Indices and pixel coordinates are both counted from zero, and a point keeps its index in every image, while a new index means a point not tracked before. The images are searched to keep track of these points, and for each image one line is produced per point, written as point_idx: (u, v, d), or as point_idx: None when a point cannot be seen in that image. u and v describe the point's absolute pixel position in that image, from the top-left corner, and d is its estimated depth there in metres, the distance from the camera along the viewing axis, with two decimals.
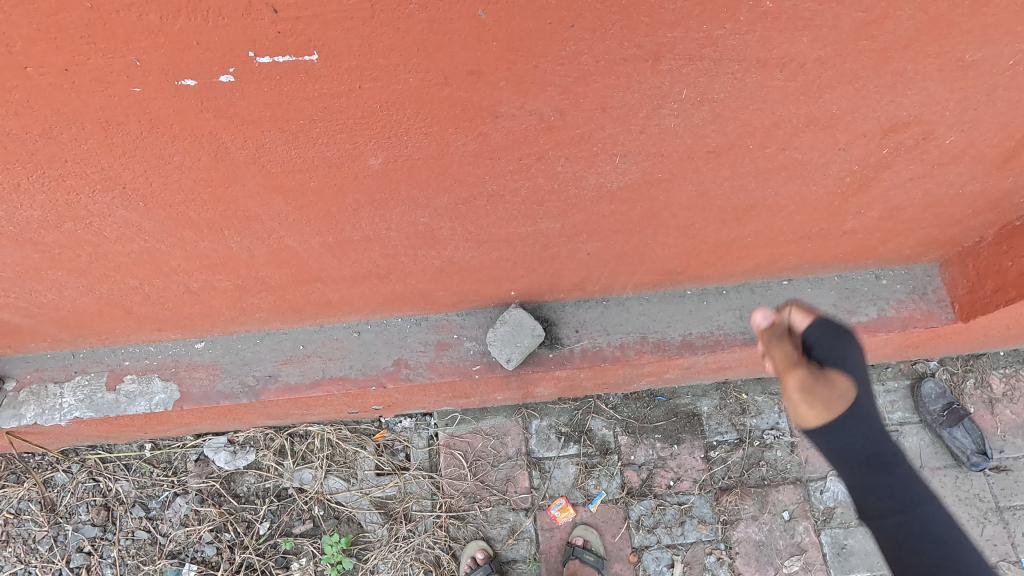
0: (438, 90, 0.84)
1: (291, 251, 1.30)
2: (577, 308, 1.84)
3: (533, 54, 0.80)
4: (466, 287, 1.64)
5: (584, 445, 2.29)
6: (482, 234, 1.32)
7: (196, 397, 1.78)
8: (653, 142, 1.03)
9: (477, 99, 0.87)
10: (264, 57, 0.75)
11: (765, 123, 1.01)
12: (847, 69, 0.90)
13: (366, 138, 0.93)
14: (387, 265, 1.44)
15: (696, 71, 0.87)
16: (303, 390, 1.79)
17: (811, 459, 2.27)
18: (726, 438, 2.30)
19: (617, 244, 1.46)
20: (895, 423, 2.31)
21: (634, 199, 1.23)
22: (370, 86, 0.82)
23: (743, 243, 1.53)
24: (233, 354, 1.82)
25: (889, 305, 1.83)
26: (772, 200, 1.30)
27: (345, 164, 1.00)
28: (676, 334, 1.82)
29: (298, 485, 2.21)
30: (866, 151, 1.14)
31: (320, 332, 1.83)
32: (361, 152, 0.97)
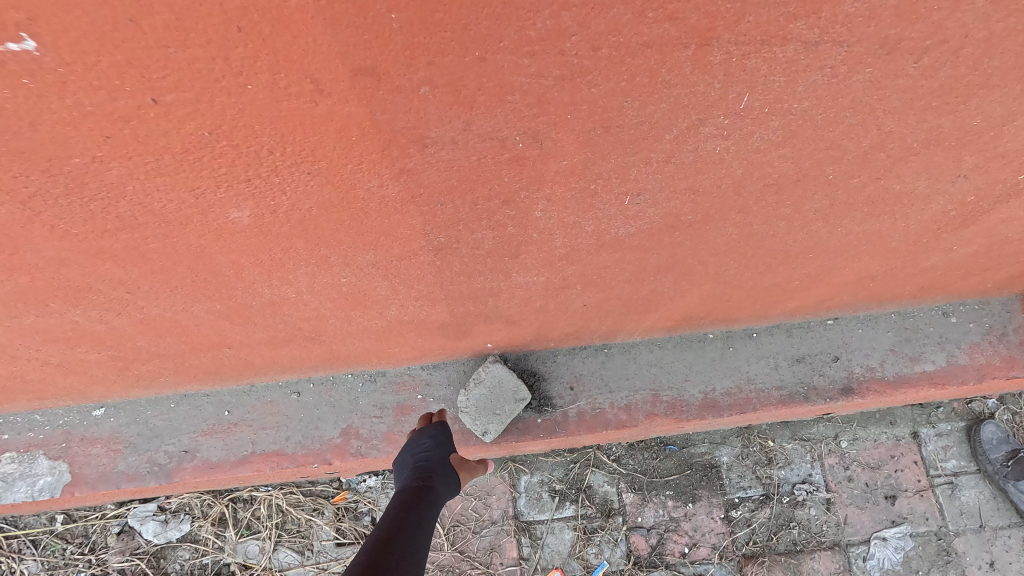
0: (318, 105, 0.52)
1: (169, 319, 0.94)
2: (572, 359, 1.46)
3: (471, 36, 0.47)
4: (428, 344, 1.26)
5: (582, 506, 1.93)
6: (436, 291, 0.95)
7: (91, 481, 1.42)
8: (685, 173, 0.67)
9: (384, 116, 0.54)
10: (16, 43, 0.44)
11: (860, 143, 0.64)
12: (1016, 57, 0.54)
13: (220, 179, 0.60)
14: (313, 327, 1.07)
15: (770, 62, 0.52)
16: (227, 470, 1.43)
17: (851, 520, 1.92)
18: (751, 494, 1.95)
19: (623, 295, 1.09)
20: (949, 474, 1.96)
21: (648, 246, 0.86)
22: (204, 95, 0.50)
23: (788, 286, 1.16)
24: (140, 423, 1.45)
25: (960, 349, 1.47)
26: (839, 241, 0.94)
27: (203, 210, 0.65)
28: (695, 392, 1.46)
29: (242, 560, 1.86)
30: (992, 178, 0.78)
31: (249, 394, 1.46)
32: (224, 193, 0.63)
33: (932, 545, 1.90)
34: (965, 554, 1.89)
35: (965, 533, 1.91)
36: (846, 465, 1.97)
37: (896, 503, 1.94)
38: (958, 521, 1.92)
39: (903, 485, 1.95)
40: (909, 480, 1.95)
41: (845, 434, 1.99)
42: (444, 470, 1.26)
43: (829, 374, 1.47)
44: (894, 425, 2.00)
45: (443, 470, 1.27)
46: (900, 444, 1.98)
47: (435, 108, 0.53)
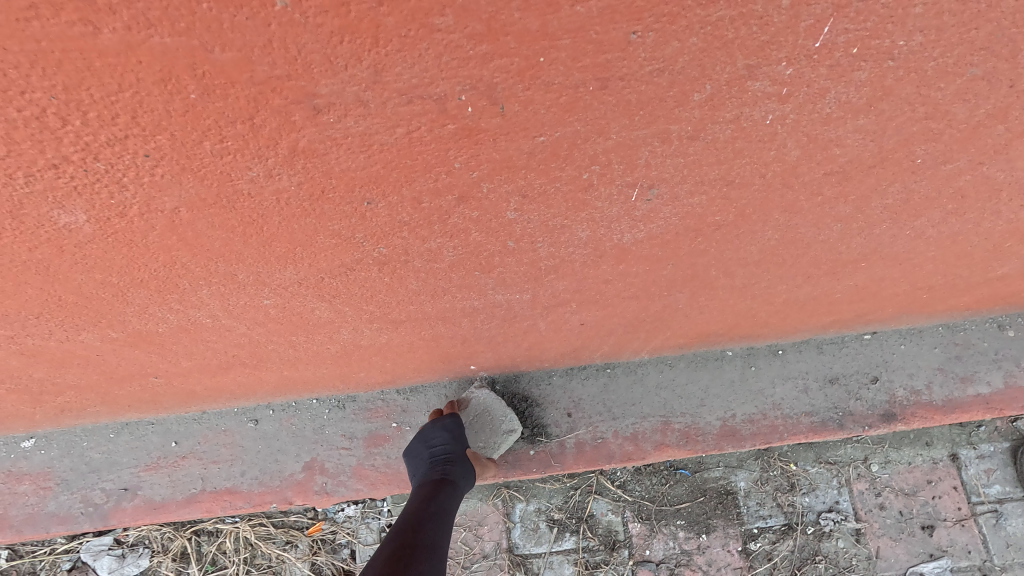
0: (138, 35, 0.37)
1: (66, 346, 0.77)
2: (569, 380, 1.27)
3: None
4: (397, 367, 1.07)
5: (583, 537, 1.74)
6: (393, 309, 0.77)
7: (16, 523, 1.25)
8: None
9: (247, 52, 0.39)
10: None
11: None
12: None
13: (35, 154, 0.45)
14: (253, 354, 0.89)
15: None
16: (173, 511, 1.25)
17: (883, 552, 1.73)
18: (772, 524, 1.75)
19: (627, 312, 0.90)
20: (993, 501, 1.76)
21: (658, 253, 0.68)
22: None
23: (826, 300, 0.96)
24: (76, 457, 1.26)
25: (1019, 367, 1.27)
26: (899, 246, 0.75)
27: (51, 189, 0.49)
28: (712, 419, 1.26)
29: None
30: None
31: (200, 422, 1.27)
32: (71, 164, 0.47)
33: None
34: None
35: (1012, 568, 1.72)
36: (877, 491, 1.76)
37: (935, 534, 1.74)
38: (1004, 554, 1.72)
39: (942, 514, 1.75)
40: (948, 507, 1.76)
41: (876, 457, 1.78)
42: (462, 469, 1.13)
43: (868, 399, 1.27)
44: (931, 446, 1.79)
45: (461, 465, 1.13)
46: (937, 467, 1.78)
47: (315, 42, 0.39)
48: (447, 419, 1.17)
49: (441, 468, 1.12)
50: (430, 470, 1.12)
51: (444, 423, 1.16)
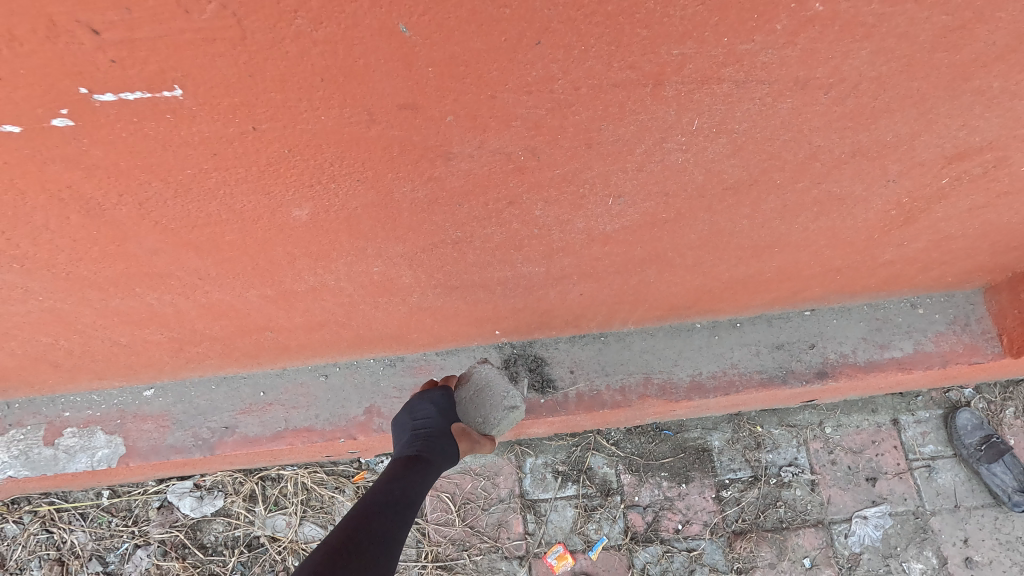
0: (346, 139, 0.64)
1: (225, 304, 1.10)
2: (572, 346, 1.62)
3: (487, 81, 0.58)
4: (443, 329, 1.41)
5: (583, 485, 2.08)
6: (451, 280, 1.10)
7: (143, 452, 1.59)
8: (655, 180, 0.81)
9: (405, 145, 0.66)
10: (104, 95, 0.53)
11: (799, 155, 0.78)
12: (913, 89, 0.67)
13: (261, 196, 0.73)
14: (345, 313, 1.23)
15: (712, 96, 0.64)
16: (264, 444, 1.59)
17: (834, 499, 2.06)
18: (740, 475, 2.09)
19: (615, 285, 1.23)
20: (926, 458, 2.10)
21: (633, 240, 1.01)
22: (264, 136, 0.61)
23: (762, 278, 1.30)
24: (186, 402, 1.62)
25: (927, 337, 1.61)
26: (800, 236, 1.08)
27: (263, 215, 0.78)
28: (684, 375, 1.60)
29: (270, 533, 2.03)
30: (922, 182, 0.92)
31: (283, 377, 1.63)
32: (280, 202, 0.75)
33: (910, 523, 2.03)
34: (941, 531, 2.02)
35: (941, 512, 2.04)
36: (830, 449, 2.11)
37: (877, 485, 2.08)
38: (934, 501, 2.05)
39: (883, 468, 2.09)
40: (889, 463, 2.09)
41: (829, 421, 2.13)
42: (442, 439, 1.35)
43: (806, 360, 1.61)
44: (876, 413, 2.13)
45: (441, 441, 1.35)
46: (881, 430, 2.12)
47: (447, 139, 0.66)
48: (432, 395, 1.44)
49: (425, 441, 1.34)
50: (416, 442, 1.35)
51: (429, 398, 1.43)
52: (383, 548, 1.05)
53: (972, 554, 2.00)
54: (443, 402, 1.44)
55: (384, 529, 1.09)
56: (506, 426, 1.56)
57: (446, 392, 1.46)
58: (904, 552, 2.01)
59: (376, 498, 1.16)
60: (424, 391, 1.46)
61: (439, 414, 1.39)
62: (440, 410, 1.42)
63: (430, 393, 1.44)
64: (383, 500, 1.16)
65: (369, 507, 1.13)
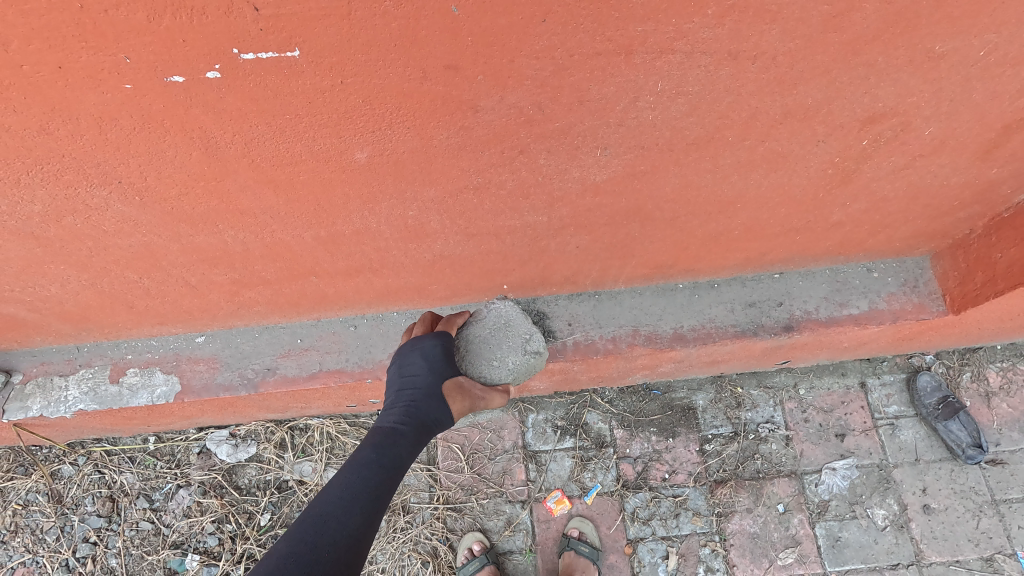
0: (403, 93, 0.89)
1: (285, 244, 1.34)
2: (570, 302, 1.85)
3: (508, 48, 0.83)
4: (460, 281, 1.63)
5: (580, 438, 2.30)
6: (471, 226, 1.34)
7: (197, 389, 1.81)
8: (633, 135, 1.06)
9: (445, 100, 0.91)
10: (248, 54, 0.79)
11: (742, 115, 1.04)
12: (818, 61, 0.93)
13: (333, 141, 0.98)
14: (380, 259, 1.46)
15: (669, 64, 0.90)
16: (301, 383, 1.80)
17: (806, 452, 2.25)
18: (722, 431, 2.29)
19: (605, 237, 1.47)
20: (890, 417, 2.28)
21: (618, 191, 1.25)
22: (345, 90, 0.87)
23: (730, 236, 1.53)
24: (233, 348, 1.85)
25: (880, 297, 1.81)
26: (756, 192, 1.32)
27: (332, 158, 1.03)
28: (668, 327, 1.83)
29: (298, 477, 2.22)
30: (846, 143, 1.16)
31: (317, 326, 1.85)
32: (347, 146, 1.00)
33: (874, 475, 2.22)
34: (902, 481, 2.21)
35: (903, 465, 2.23)
36: (804, 409, 2.30)
37: (845, 441, 2.26)
38: (896, 455, 2.24)
39: (851, 426, 2.28)
40: (856, 421, 2.28)
41: (803, 383, 2.33)
42: (426, 401, 1.43)
43: (774, 315, 1.83)
44: (845, 376, 2.33)
45: (425, 404, 1.42)
46: (849, 391, 2.31)
47: (476, 95, 0.91)
48: (422, 349, 1.48)
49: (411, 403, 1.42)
50: (404, 402, 1.44)
51: (418, 352, 1.47)
52: (351, 545, 1.18)
53: (929, 502, 2.19)
54: (433, 356, 1.47)
55: (354, 525, 1.21)
56: (520, 374, 1.62)
57: (437, 346, 1.49)
58: (868, 500, 2.19)
59: (350, 484, 1.27)
60: (417, 341, 1.51)
61: (424, 373, 1.44)
62: (429, 366, 1.46)
63: (421, 346, 1.48)
64: (354, 483, 1.27)
65: (340, 497, 1.24)
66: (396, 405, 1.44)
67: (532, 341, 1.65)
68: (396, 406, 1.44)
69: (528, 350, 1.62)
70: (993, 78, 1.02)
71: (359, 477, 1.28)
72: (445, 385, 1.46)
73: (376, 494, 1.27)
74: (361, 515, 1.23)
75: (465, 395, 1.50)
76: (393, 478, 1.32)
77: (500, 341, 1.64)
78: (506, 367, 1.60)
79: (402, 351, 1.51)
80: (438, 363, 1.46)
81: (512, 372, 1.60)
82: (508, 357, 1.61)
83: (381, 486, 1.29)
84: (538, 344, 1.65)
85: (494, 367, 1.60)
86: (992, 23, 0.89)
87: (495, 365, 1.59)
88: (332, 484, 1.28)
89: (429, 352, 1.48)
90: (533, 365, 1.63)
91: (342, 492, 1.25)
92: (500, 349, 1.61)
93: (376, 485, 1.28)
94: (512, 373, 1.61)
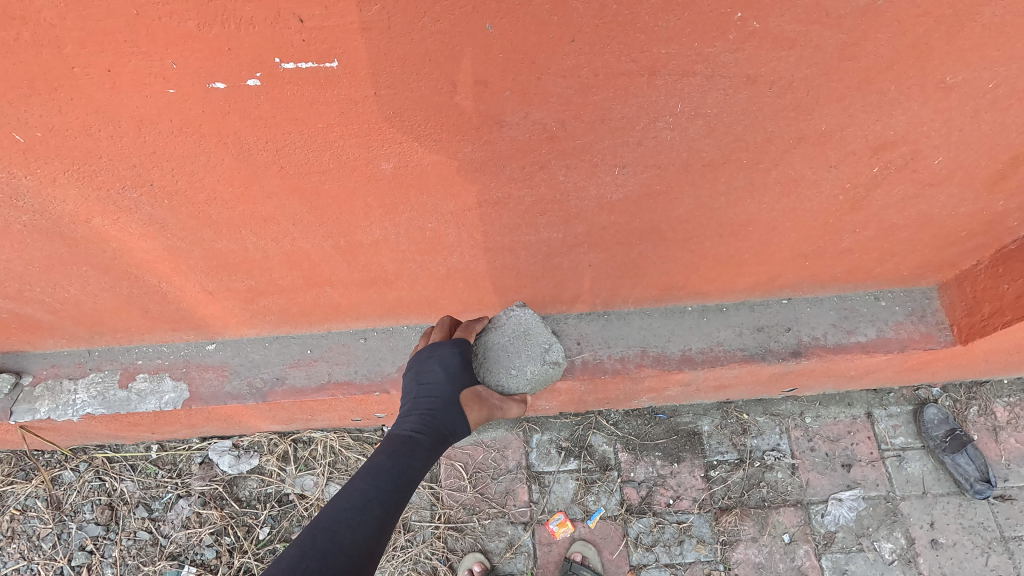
0: (432, 106, 0.92)
1: (304, 253, 1.35)
2: (580, 321, 1.86)
3: (536, 66, 0.87)
4: (472, 295, 1.64)
5: (584, 461, 2.28)
6: (487, 241, 1.35)
7: (205, 397, 1.81)
8: (651, 155, 1.10)
9: (470, 116, 0.95)
10: (288, 63, 0.83)
11: (757, 138, 1.07)
12: (833, 88, 0.97)
13: (361, 151, 1.01)
14: (395, 271, 1.47)
15: (690, 86, 0.94)
16: (309, 394, 1.79)
17: (812, 482, 2.22)
18: (727, 457, 2.26)
19: (618, 256, 1.49)
20: (897, 448, 2.26)
21: (633, 210, 1.28)
22: (376, 101, 0.91)
23: (741, 259, 1.55)
24: (243, 356, 1.84)
25: (888, 325, 1.81)
26: (769, 216, 1.34)
27: (359, 168, 1.06)
28: (676, 349, 1.84)
29: (299, 491, 2.20)
30: (858, 169, 1.19)
31: (327, 337, 1.85)
32: (374, 156, 1.03)
33: (882, 506, 2.18)
34: (910, 514, 2.18)
35: (910, 498, 2.20)
36: (809, 437, 2.28)
37: (852, 471, 2.23)
38: (904, 487, 2.21)
39: (858, 456, 2.25)
40: (863, 451, 2.25)
41: (809, 412, 2.31)
42: (443, 410, 1.44)
43: (782, 341, 1.83)
44: (851, 406, 2.31)
45: (442, 413, 1.43)
46: (856, 421, 2.29)
47: (501, 112, 0.95)
48: (441, 356, 1.48)
49: (426, 413, 1.43)
50: (418, 410, 1.44)
51: (437, 360, 1.48)
52: (365, 552, 1.18)
53: (937, 536, 2.15)
54: (451, 365, 1.48)
55: (367, 533, 1.20)
56: (537, 382, 1.62)
57: (455, 354, 1.49)
58: (876, 532, 2.16)
59: (364, 492, 1.27)
60: (435, 348, 1.51)
61: (443, 382, 1.45)
62: (447, 374, 1.47)
63: (440, 353, 1.49)
64: (367, 491, 1.27)
65: (353, 505, 1.24)
66: (412, 413, 1.45)
67: (550, 350, 1.64)
68: (412, 414, 1.44)
69: (547, 361, 1.62)
70: (1002, 111, 1.05)
71: (374, 484, 1.28)
72: (463, 394, 1.47)
73: (389, 503, 1.27)
74: (374, 521, 1.23)
75: (482, 405, 1.51)
76: (407, 487, 1.33)
77: (519, 349, 1.61)
78: (524, 377, 1.59)
79: (419, 358, 1.52)
80: (456, 372, 1.47)
81: (529, 381, 1.59)
82: (526, 367, 1.60)
83: (394, 496, 1.29)
84: (557, 355, 1.64)
85: (512, 376, 1.58)
86: (1001, 57, 0.93)
87: (514, 374, 1.57)
88: (346, 491, 1.28)
89: (447, 361, 1.48)
90: (550, 375, 1.64)
91: (354, 500, 1.25)
92: (519, 359, 1.58)
93: (389, 494, 1.28)
94: (530, 382, 1.60)
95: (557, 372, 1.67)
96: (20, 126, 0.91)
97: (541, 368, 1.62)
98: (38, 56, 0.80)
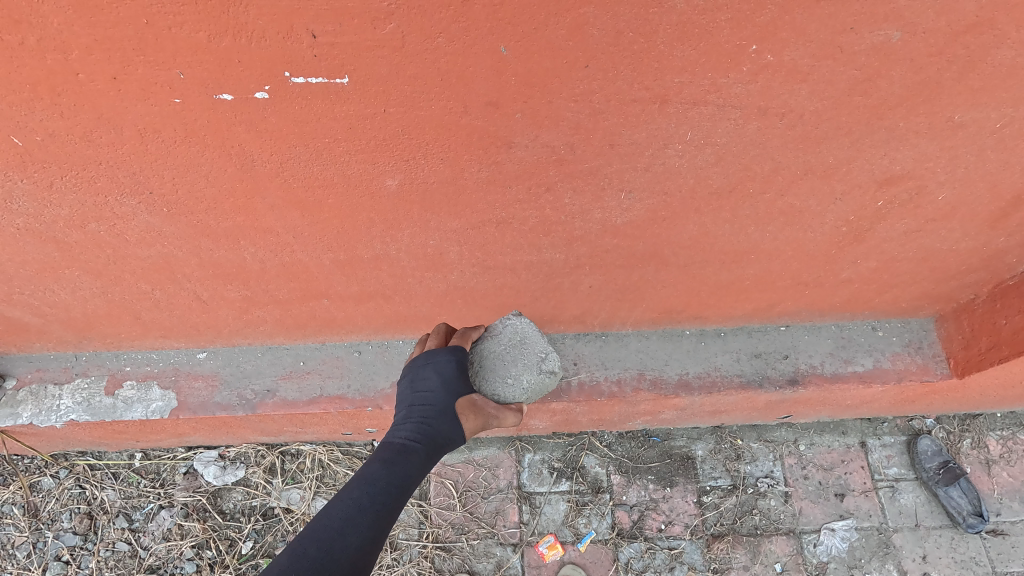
0: (440, 124, 0.91)
1: (303, 265, 1.33)
2: (576, 341, 1.84)
3: (549, 90, 0.87)
4: (470, 313, 1.62)
5: (575, 482, 2.25)
6: (488, 260, 1.34)
7: (193, 407, 1.77)
8: (658, 180, 1.09)
9: (477, 136, 0.94)
10: (298, 78, 0.82)
11: (764, 168, 1.07)
12: (842, 122, 0.97)
13: (365, 167, 1.00)
14: (394, 286, 1.45)
15: (701, 115, 0.94)
16: (300, 407, 1.76)
17: (805, 511, 2.20)
18: (720, 483, 2.24)
19: (618, 279, 1.47)
20: (891, 479, 2.24)
21: (637, 234, 1.27)
22: (382, 118, 0.89)
23: (742, 285, 1.54)
24: (234, 366, 1.80)
25: (885, 356, 1.81)
26: (771, 244, 1.33)
27: (364, 183, 1.04)
28: (674, 373, 1.82)
29: (285, 504, 2.15)
30: (862, 203, 1.19)
31: (321, 350, 1.81)
32: (380, 172, 1.02)
33: (874, 538, 2.16)
34: (902, 547, 2.16)
35: (903, 529, 2.18)
36: (804, 465, 2.26)
37: (845, 501, 2.21)
38: (897, 519, 2.19)
39: (851, 486, 2.23)
40: (857, 482, 2.23)
41: (804, 439, 2.29)
42: (438, 418, 1.40)
43: (780, 368, 1.82)
44: (846, 434, 2.30)
45: (436, 422, 1.39)
46: (850, 450, 2.27)
47: (508, 133, 0.94)
48: (436, 363, 1.44)
49: (419, 422, 1.40)
50: (412, 420, 1.41)
51: (432, 368, 1.44)
52: (356, 563, 1.15)
53: (929, 570, 2.13)
54: (447, 373, 1.43)
55: (357, 543, 1.17)
56: (534, 393, 1.50)
57: (451, 361, 1.44)
58: (868, 564, 2.14)
59: (357, 501, 1.24)
60: (431, 356, 1.47)
61: (437, 390, 1.41)
62: (443, 382, 1.43)
63: (435, 361, 1.45)
64: (361, 500, 1.24)
65: (344, 513, 1.21)
66: (407, 421, 1.41)
67: (548, 359, 1.51)
68: (407, 422, 1.41)
69: (543, 370, 1.48)
70: (1009, 150, 1.06)
71: (367, 493, 1.25)
72: (458, 402, 1.42)
73: (382, 513, 1.24)
74: (367, 530, 1.20)
75: (477, 414, 1.44)
76: (401, 497, 1.30)
77: (514, 358, 1.49)
78: (520, 387, 1.48)
79: (414, 366, 1.48)
80: (452, 379, 1.42)
81: (525, 391, 1.48)
82: (522, 375, 1.48)
83: (387, 506, 1.25)
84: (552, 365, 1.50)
85: (508, 385, 1.48)
86: (1010, 97, 0.94)
87: (508, 383, 1.46)
88: (338, 500, 1.26)
89: (443, 368, 1.44)
90: (547, 385, 1.51)
91: (347, 508, 1.22)
92: (515, 367, 1.47)
93: (382, 504, 1.25)
94: (526, 393, 1.49)
95: (555, 383, 1.54)
96: (19, 130, 0.90)
97: (537, 378, 1.50)
98: (42, 62, 0.78)
